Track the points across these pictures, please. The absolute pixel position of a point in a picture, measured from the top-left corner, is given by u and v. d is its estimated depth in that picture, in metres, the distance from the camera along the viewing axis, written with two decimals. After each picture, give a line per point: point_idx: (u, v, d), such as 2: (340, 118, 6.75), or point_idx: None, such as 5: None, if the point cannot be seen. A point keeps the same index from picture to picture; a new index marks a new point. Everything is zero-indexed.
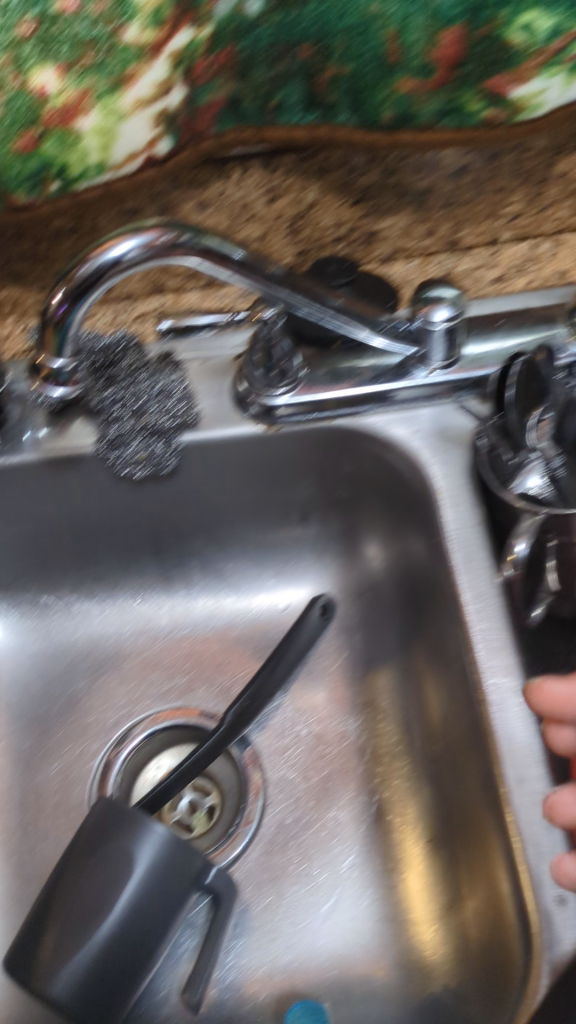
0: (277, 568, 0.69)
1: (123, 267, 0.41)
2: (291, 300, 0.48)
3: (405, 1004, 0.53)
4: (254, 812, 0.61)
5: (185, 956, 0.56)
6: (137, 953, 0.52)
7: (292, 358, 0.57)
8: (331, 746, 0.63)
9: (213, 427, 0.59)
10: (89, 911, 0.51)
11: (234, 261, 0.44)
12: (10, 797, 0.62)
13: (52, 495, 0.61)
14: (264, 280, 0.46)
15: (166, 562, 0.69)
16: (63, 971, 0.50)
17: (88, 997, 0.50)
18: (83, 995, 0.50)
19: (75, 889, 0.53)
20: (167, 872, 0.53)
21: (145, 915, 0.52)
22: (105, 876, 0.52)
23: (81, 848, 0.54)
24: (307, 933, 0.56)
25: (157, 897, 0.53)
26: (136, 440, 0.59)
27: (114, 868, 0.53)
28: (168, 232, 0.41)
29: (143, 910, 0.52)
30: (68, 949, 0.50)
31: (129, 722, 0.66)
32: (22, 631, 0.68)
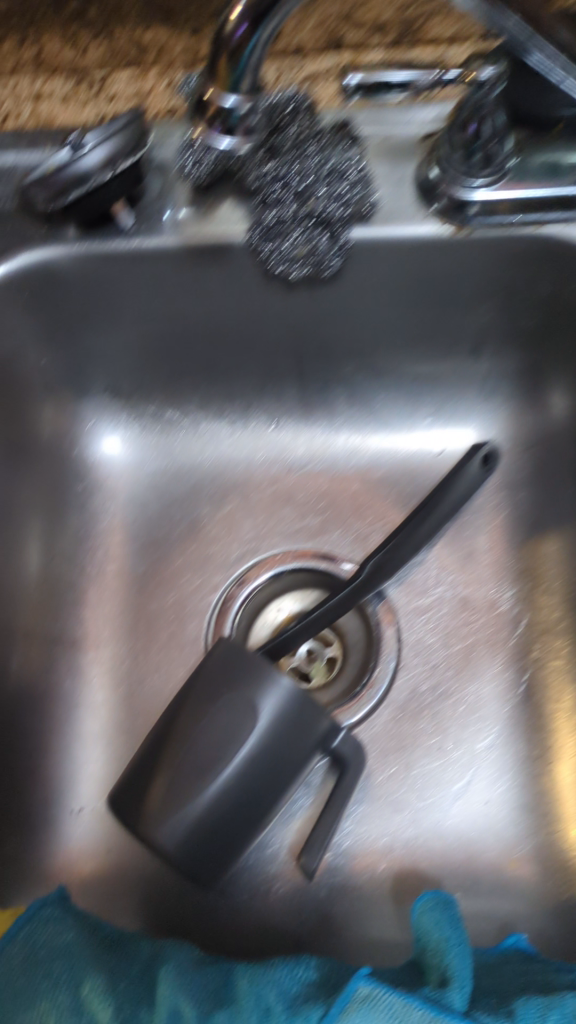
0: (436, 408, 0.59)
1: None
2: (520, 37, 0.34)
3: (542, 901, 0.48)
4: (384, 671, 0.55)
5: (296, 817, 0.52)
6: (251, 808, 0.47)
7: (504, 141, 0.46)
8: (479, 612, 0.56)
9: (390, 222, 0.48)
10: (203, 764, 0.46)
11: None
12: (123, 620, 0.58)
13: (190, 292, 0.52)
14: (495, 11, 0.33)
15: (307, 388, 0.59)
16: (172, 822, 0.45)
17: (197, 850, 0.46)
18: (191, 848, 0.45)
19: (187, 737, 0.46)
20: (291, 729, 0.47)
21: (263, 771, 0.46)
22: (224, 729, 0.46)
23: (196, 693, 0.47)
24: (435, 810, 0.51)
25: (278, 754, 0.47)
26: (297, 231, 0.48)
27: (235, 721, 0.46)
28: None
29: (262, 764, 0.46)
30: (178, 801, 0.45)
31: (254, 556, 0.59)
32: (141, 448, 0.62)
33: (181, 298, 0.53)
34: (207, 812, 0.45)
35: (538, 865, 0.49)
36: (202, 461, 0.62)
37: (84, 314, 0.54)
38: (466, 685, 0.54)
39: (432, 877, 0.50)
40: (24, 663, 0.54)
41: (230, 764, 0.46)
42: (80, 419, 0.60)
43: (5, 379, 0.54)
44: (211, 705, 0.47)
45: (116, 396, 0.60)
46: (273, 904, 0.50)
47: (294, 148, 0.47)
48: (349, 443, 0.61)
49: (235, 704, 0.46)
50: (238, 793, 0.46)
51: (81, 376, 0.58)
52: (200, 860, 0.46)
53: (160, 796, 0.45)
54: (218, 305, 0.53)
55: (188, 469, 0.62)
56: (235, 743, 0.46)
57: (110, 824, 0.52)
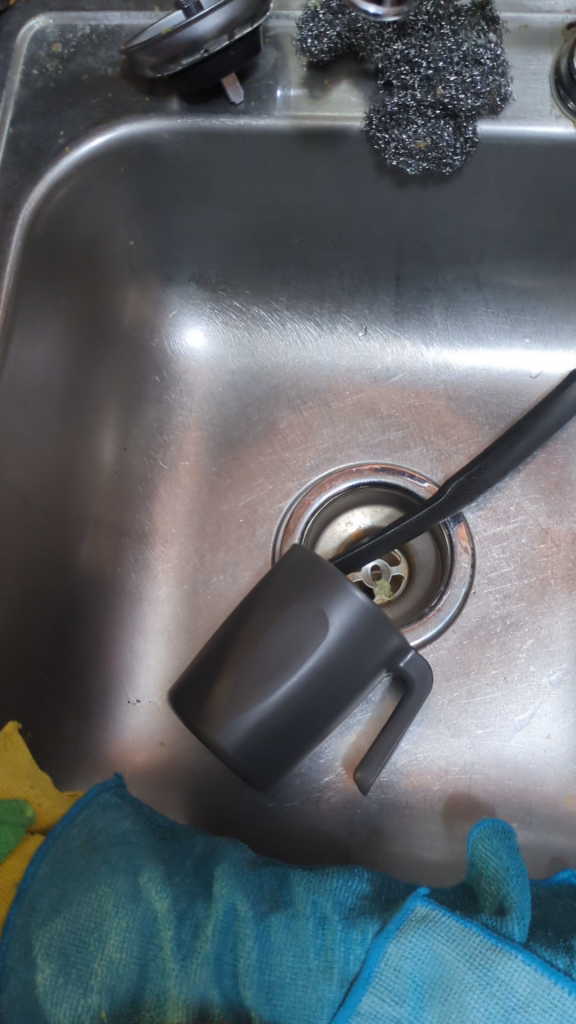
0: (537, 328, 0.56)
1: None
2: None
3: None
4: (454, 597, 0.54)
5: (352, 732, 0.51)
6: (313, 719, 0.46)
7: None
8: (559, 544, 0.55)
9: (523, 118, 0.44)
10: (268, 670, 0.45)
11: None
12: (192, 518, 0.57)
13: (294, 180, 0.49)
14: None
15: (403, 295, 0.56)
16: (233, 724, 0.44)
17: (255, 754, 0.45)
18: (250, 751, 0.45)
19: (255, 641, 0.46)
20: (362, 644, 0.46)
21: (330, 683, 0.45)
22: (292, 637, 0.45)
23: (269, 598, 0.46)
24: (494, 739, 0.51)
25: (346, 668, 0.46)
26: (421, 120, 0.45)
27: (304, 631, 0.45)
28: None
29: (329, 677, 0.45)
30: (242, 703, 0.44)
31: (330, 466, 0.58)
32: (223, 344, 0.60)
33: (285, 185, 0.50)
34: (268, 719, 0.44)
35: None
36: (285, 361, 0.60)
37: (181, 194, 0.51)
38: (539, 617, 0.53)
39: (485, 803, 0.50)
40: (92, 553, 0.53)
41: (296, 673, 0.44)
42: (164, 308, 0.58)
43: (93, 259, 0.52)
44: (280, 612, 0.46)
45: (202, 287, 0.57)
46: (323, 813, 0.50)
47: (425, 28, 0.43)
48: (441, 354, 0.58)
49: (306, 614, 0.45)
50: (302, 702, 0.45)
51: (169, 262, 0.56)
52: (257, 764, 0.45)
53: (223, 698, 0.45)
54: (323, 198, 0.50)
55: (270, 369, 0.60)
56: (303, 653, 0.45)
57: (167, 719, 0.53)
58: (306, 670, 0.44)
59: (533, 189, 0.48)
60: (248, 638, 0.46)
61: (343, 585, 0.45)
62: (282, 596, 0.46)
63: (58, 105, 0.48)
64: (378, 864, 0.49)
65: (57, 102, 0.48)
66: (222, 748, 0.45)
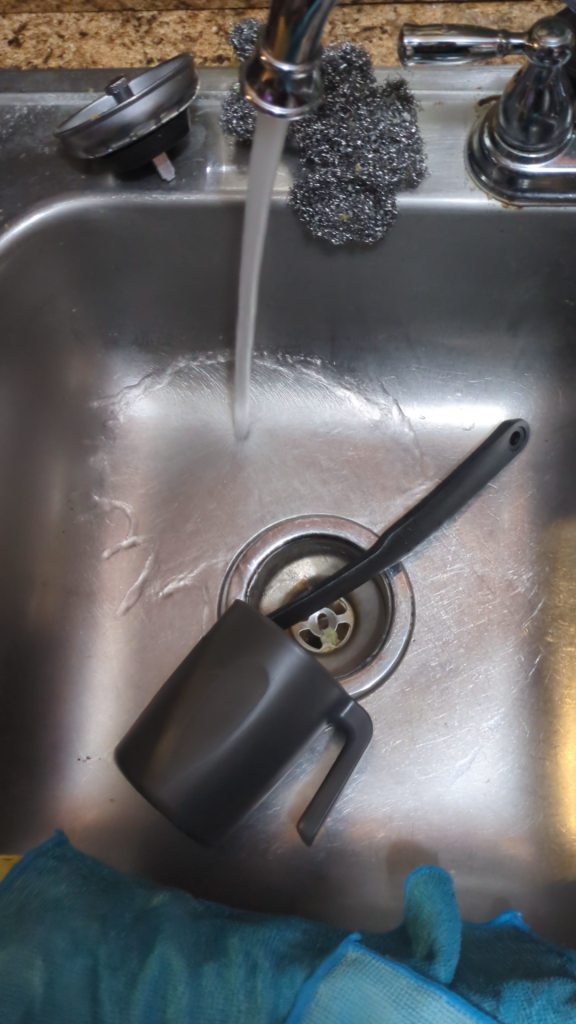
0: (468, 382, 0.59)
1: None
2: None
3: (536, 884, 0.49)
4: (396, 643, 0.55)
5: (299, 782, 0.53)
6: (255, 770, 0.47)
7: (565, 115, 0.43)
8: (495, 591, 0.56)
9: (439, 192, 0.47)
10: (209, 727, 0.46)
11: None
12: (139, 574, 0.58)
13: (227, 249, 0.52)
14: None
15: (339, 353, 0.59)
16: (175, 778, 0.46)
17: (199, 806, 0.46)
18: (194, 804, 0.46)
19: (196, 697, 0.47)
20: (300, 697, 0.47)
21: (271, 735, 0.46)
22: (232, 694, 0.46)
23: (209, 655, 0.48)
24: (436, 784, 0.52)
25: (285, 720, 0.47)
26: (342, 194, 0.47)
27: (243, 688, 0.46)
28: None
29: (269, 730, 0.46)
30: (184, 758, 0.46)
31: (273, 519, 0.59)
32: (167, 403, 0.61)
33: (219, 253, 0.52)
34: (209, 774, 0.45)
35: (535, 845, 0.50)
36: (228, 418, 0.61)
37: (119, 263, 0.53)
38: (477, 662, 0.55)
39: (429, 848, 0.51)
40: (41, 607, 0.54)
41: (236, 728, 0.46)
42: (108, 370, 0.60)
43: (35, 327, 0.54)
44: (220, 669, 0.47)
45: (145, 349, 0.59)
46: (271, 863, 0.51)
47: (343, 108, 0.45)
48: (378, 410, 0.60)
49: (245, 670, 0.46)
50: (243, 757, 0.46)
51: (111, 326, 0.57)
52: (200, 818, 0.46)
53: (166, 753, 0.46)
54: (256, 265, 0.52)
55: (213, 427, 0.61)
56: (242, 708, 0.46)
57: (116, 775, 0.53)
58: (245, 726, 0.45)
59: (454, 254, 0.50)
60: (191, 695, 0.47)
61: (279, 641, 0.46)
62: (222, 654, 0.47)
63: None
64: (325, 913, 0.50)
65: None
66: (165, 803, 0.46)
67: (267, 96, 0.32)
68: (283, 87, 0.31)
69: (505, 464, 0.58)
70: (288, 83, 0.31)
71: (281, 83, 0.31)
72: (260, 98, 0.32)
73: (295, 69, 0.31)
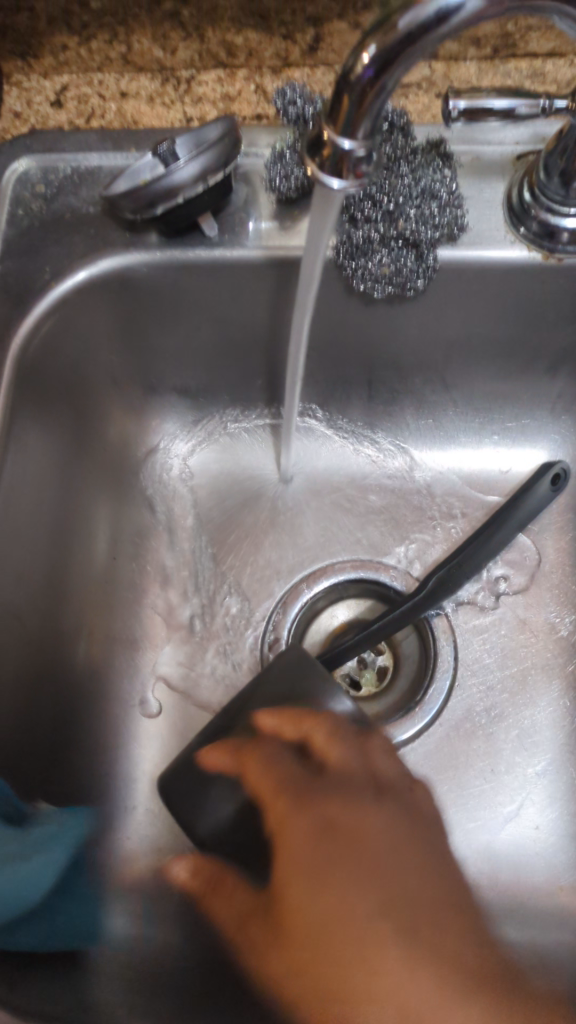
0: (505, 426, 0.59)
1: (456, 24, 0.29)
2: None
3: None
4: (439, 690, 0.56)
5: None
6: None
7: None
8: (538, 635, 0.56)
9: (479, 246, 0.48)
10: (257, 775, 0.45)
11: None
12: (181, 620, 0.58)
13: (268, 301, 0.52)
14: None
15: (376, 400, 0.59)
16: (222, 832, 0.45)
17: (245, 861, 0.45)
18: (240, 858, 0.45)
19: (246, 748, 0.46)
20: (351, 751, 0.46)
21: (322, 790, 0.46)
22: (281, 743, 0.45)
23: (258, 705, 0.47)
24: (485, 831, 0.52)
25: (337, 775, 0.46)
26: (384, 249, 0.48)
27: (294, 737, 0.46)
28: None
29: (321, 784, 0.46)
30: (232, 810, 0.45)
31: (314, 563, 0.60)
32: (207, 450, 0.62)
33: (261, 305, 0.53)
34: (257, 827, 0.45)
35: None
36: (266, 461, 0.62)
37: (161, 315, 0.54)
38: (523, 706, 0.55)
39: (481, 894, 0.51)
40: (88, 655, 0.54)
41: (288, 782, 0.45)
42: (148, 418, 0.60)
43: (78, 379, 0.54)
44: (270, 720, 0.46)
45: (184, 397, 0.60)
46: None
47: (385, 167, 0.46)
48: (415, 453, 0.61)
49: (296, 722, 0.45)
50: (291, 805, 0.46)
51: (150, 375, 0.58)
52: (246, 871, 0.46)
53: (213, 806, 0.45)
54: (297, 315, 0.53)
55: (250, 474, 0.62)
56: (293, 761, 0.45)
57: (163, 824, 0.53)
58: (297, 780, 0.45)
59: (494, 304, 0.51)
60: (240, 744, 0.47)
61: (333, 693, 0.45)
62: (269, 703, 0.47)
63: (43, 241, 0.51)
64: None
65: (42, 239, 0.51)
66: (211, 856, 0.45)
67: (325, 169, 0.32)
68: (342, 163, 0.32)
69: (544, 506, 0.57)
70: (346, 159, 0.32)
71: (340, 158, 0.32)
72: (318, 172, 0.32)
73: (354, 144, 0.31)
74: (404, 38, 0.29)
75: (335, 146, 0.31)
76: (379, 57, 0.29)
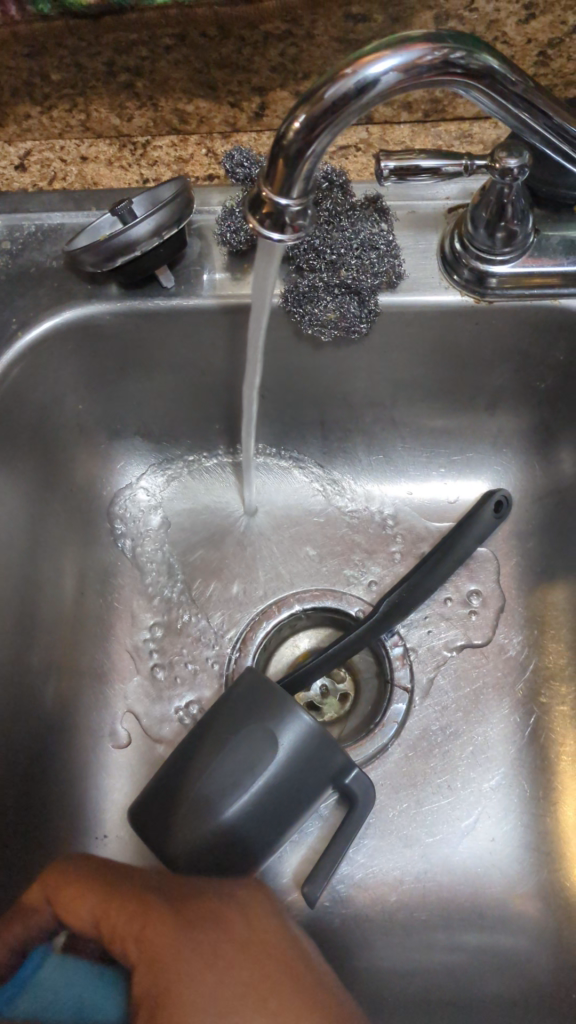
0: (451, 459, 0.63)
1: (376, 93, 0.33)
2: (526, 122, 0.39)
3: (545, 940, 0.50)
4: (396, 712, 0.58)
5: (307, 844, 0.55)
6: (265, 835, 0.49)
7: (525, 222, 0.48)
8: (488, 657, 0.59)
9: (417, 291, 0.52)
10: (221, 789, 0.48)
11: (485, 76, 0.35)
12: (147, 653, 0.61)
13: (224, 346, 0.56)
14: (500, 102, 0.37)
15: (329, 437, 0.63)
16: (187, 840, 0.48)
17: (208, 869, 0.48)
18: (204, 867, 0.48)
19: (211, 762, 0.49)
20: (309, 763, 0.49)
21: (282, 800, 0.49)
22: (244, 757, 0.48)
23: (223, 723, 0.50)
24: (444, 846, 0.54)
25: (296, 786, 0.49)
26: (329, 296, 0.51)
27: (254, 754, 0.48)
28: (440, 49, 0.33)
29: (280, 794, 0.49)
30: (196, 819, 0.48)
31: (274, 595, 0.62)
32: (170, 490, 0.65)
33: (217, 350, 0.56)
34: (219, 836, 0.48)
35: (541, 901, 0.52)
36: (226, 499, 0.65)
37: (123, 361, 0.57)
38: (475, 724, 0.58)
39: (441, 907, 0.53)
40: (57, 693, 0.56)
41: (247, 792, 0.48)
42: (112, 460, 0.63)
43: (45, 425, 0.57)
44: (232, 736, 0.49)
45: (147, 439, 0.63)
46: (289, 931, 0.52)
47: (327, 221, 0.50)
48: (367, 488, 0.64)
49: (256, 736, 0.49)
50: (252, 819, 0.48)
51: (114, 419, 0.61)
52: (209, 881, 0.48)
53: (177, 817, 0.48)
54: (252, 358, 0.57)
55: (211, 513, 0.65)
56: (253, 773, 0.48)
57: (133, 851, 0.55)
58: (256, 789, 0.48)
59: (434, 345, 0.55)
60: (205, 763, 0.49)
61: (289, 706, 0.49)
62: (232, 721, 0.50)
63: (9, 295, 0.54)
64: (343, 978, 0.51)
65: (9, 294, 0.54)
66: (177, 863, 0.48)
67: (265, 223, 0.36)
68: (281, 218, 0.36)
69: (490, 532, 0.60)
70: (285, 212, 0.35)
71: (279, 212, 0.35)
72: (260, 226, 0.36)
73: (291, 200, 0.35)
74: (332, 106, 0.33)
75: (273, 201, 0.35)
76: (308, 121, 0.33)
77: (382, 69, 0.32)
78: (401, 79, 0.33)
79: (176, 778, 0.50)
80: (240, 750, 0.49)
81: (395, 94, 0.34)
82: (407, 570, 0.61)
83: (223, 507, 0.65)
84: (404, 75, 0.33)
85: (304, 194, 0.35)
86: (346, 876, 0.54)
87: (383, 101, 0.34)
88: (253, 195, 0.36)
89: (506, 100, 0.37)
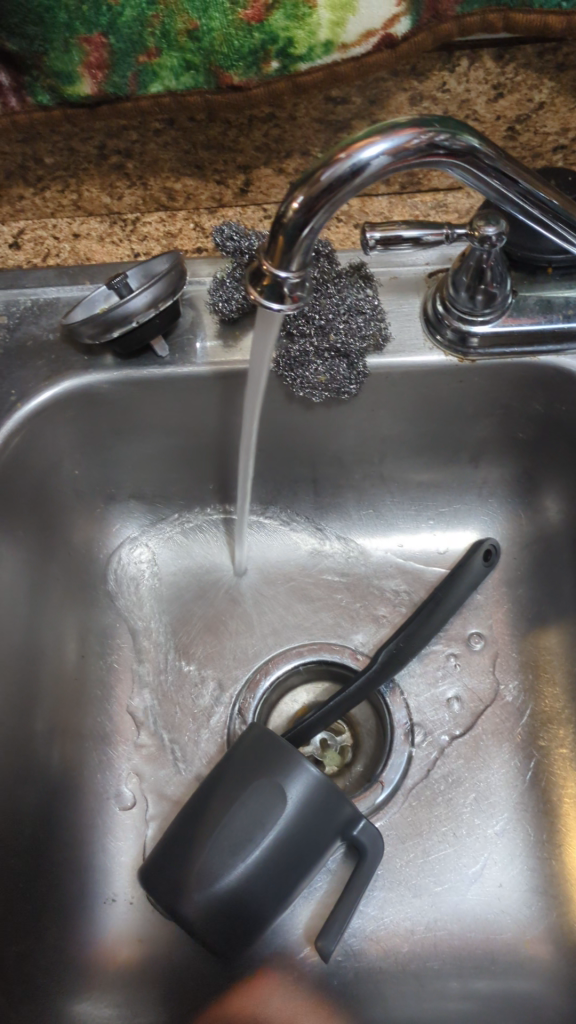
0: (438, 510, 0.65)
1: (369, 174, 0.36)
2: (499, 192, 0.41)
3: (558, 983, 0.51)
4: (399, 761, 0.59)
5: (316, 899, 0.55)
6: (277, 890, 0.49)
7: (503, 283, 0.51)
8: (486, 702, 0.61)
9: (403, 353, 0.54)
10: (231, 844, 0.49)
11: (465, 153, 0.38)
12: (150, 713, 0.61)
13: (218, 409, 0.58)
14: (474, 174, 0.40)
15: (320, 493, 0.65)
16: (198, 894, 0.48)
17: (220, 922, 0.48)
18: (216, 920, 0.48)
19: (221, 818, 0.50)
20: (318, 816, 0.50)
21: (293, 854, 0.49)
22: (254, 813, 0.49)
23: (232, 780, 0.51)
24: (453, 893, 0.55)
25: (306, 839, 0.50)
26: (319, 359, 0.53)
27: (263, 808, 0.49)
28: (425, 132, 0.36)
29: (291, 847, 0.49)
30: (207, 876, 0.48)
31: (272, 650, 0.63)
32: (165, 550, 0.66)
33: (209, 413, 0.58)
34: (231, 891, 0.48)
35: (552, 944, 0.52)
36: (220, 558, 0.66)
37: (119, 427, 0.58)
38: (476, 769, 0.59)
39: (454, 953, 0.53)
40: (63, 759, 0.56)
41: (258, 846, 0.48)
42: (108, 522, 0.64)
43: (44, 492, 0.58)
44: (241, 791, 0.50)
45: (141, 501, 0.65)
46: (303, 989, 0.52)
47: (315, 290, 0.53)
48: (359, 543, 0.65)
49: (265, 791, 0.50)
50: (265, 875, 0.48)
51: (110, 483, 0.63)
52: (220, 935, 0.48)
53: (189, 873, 0.48)
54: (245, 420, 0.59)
55: (206, 572, 0.66)
56: (263, 827, 0.49)
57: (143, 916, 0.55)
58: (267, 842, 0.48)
59: (420, 401, 0.57)
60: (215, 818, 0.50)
61: (298, 761, 0.50)
62: (239, 778, 0.51)
63: (8, 368, 0.55)
64: None
65: (8, 366, 0.55)
66: (187, 918, 0.48)
67: (265, 296, 0.38)
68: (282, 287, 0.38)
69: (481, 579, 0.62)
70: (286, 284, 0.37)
71: (278, 286, 0.37)
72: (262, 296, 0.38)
73: (290, 274, 0.37)
74: (328, 187, 0.35)
75: (272, 274, 0.37)
76: (305, 199, 0.35)
77: (375, 152, 0.35)
78: (391, 160, 0.36)
79: (186, 833, 0.50)
80: (250, 804, 0.50)
81: (386, 174, 0.37)
82: (402, 620, 0.62)
83: (217, 565, 0.66)
84: (395, 157, 0.36)
85: (303, 266, 0.38)
86: (358, 930, 0.54)
87: (375, 181, 0.36)
88: (255, 268, 0.38)
89: (485, 175, 0.40)
